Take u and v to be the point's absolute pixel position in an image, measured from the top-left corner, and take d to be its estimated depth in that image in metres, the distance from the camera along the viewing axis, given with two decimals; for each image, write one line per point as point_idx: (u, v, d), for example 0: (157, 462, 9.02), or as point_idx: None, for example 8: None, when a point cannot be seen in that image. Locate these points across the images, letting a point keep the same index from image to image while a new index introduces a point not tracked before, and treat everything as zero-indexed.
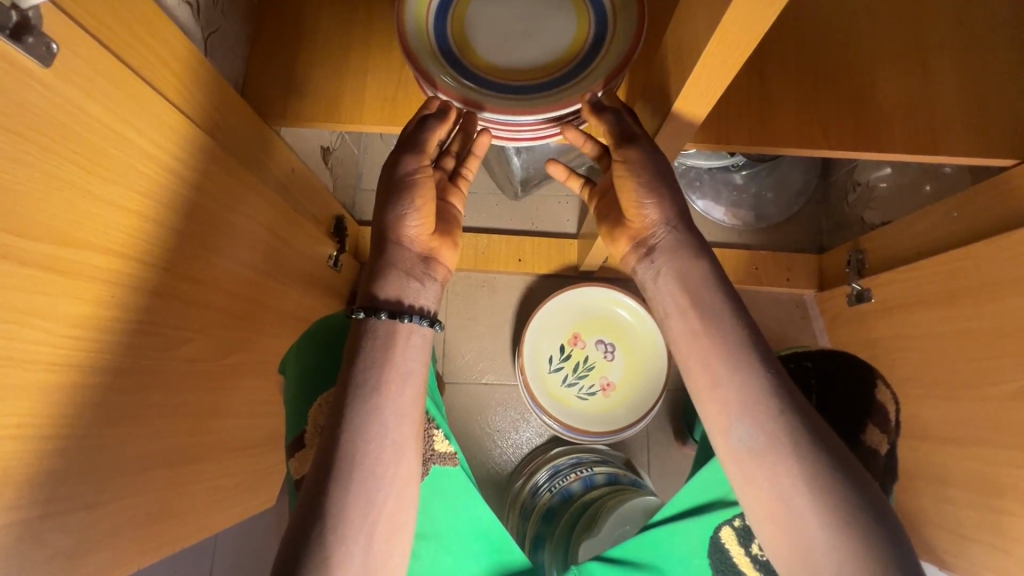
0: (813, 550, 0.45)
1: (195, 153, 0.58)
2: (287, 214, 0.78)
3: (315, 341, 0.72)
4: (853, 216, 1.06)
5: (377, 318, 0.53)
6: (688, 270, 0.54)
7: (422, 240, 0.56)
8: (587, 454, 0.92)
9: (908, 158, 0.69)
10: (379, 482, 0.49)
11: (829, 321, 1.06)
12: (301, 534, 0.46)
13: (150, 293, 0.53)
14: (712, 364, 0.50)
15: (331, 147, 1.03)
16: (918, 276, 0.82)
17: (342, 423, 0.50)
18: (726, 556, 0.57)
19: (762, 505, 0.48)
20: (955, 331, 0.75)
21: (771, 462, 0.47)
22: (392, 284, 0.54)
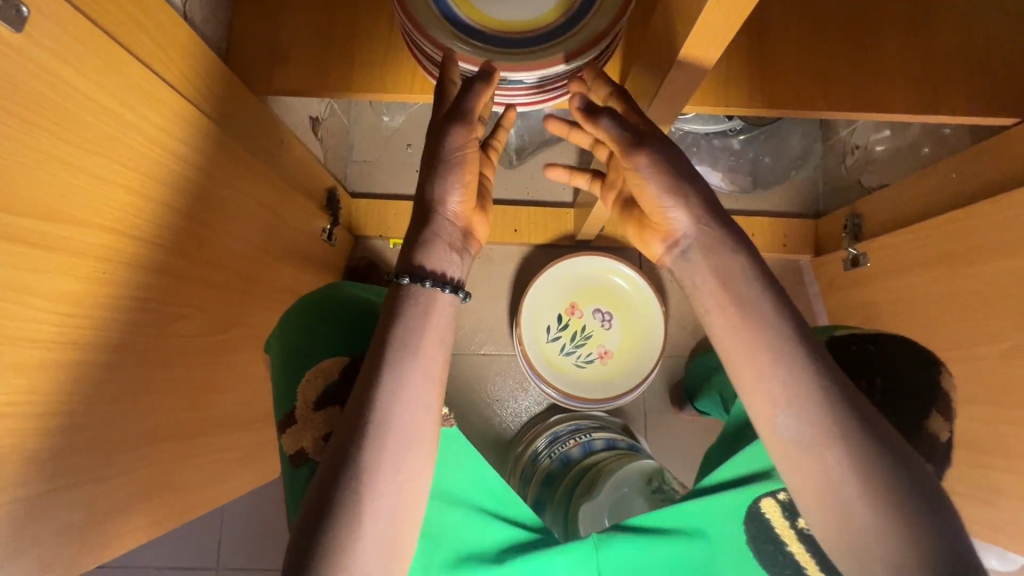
0: (862, 538, 0.42)
1: (181, 122, 0.56)
2: (278, 187, 0.77)
3: (308, 317, 0.72)
4: (850, 179, 1.05)
5: (422, 285, 0.52)
6: (726, 260, 0.50)
7: (463, 215, 0.56)
8: (583, 420, 0.93)
9: (908, 119, 0.67)
10: (405, 448, 0.49)
11: (823, 286, 1.07)
12: (323, 492, 0.46)
13: (146, 270, 0.52)
14: (758, 351, 0.47)
15: (320, 117, 1.00)
16: (914, 240, 0.83)
17: (365, 390, 0.50)
18: (768, 526, 0.57)
19: (812, 497, 0.45)
20: (950, 294, 0.76)
21: (822, 456, 0.44)
22: (439, 254, 0.54)
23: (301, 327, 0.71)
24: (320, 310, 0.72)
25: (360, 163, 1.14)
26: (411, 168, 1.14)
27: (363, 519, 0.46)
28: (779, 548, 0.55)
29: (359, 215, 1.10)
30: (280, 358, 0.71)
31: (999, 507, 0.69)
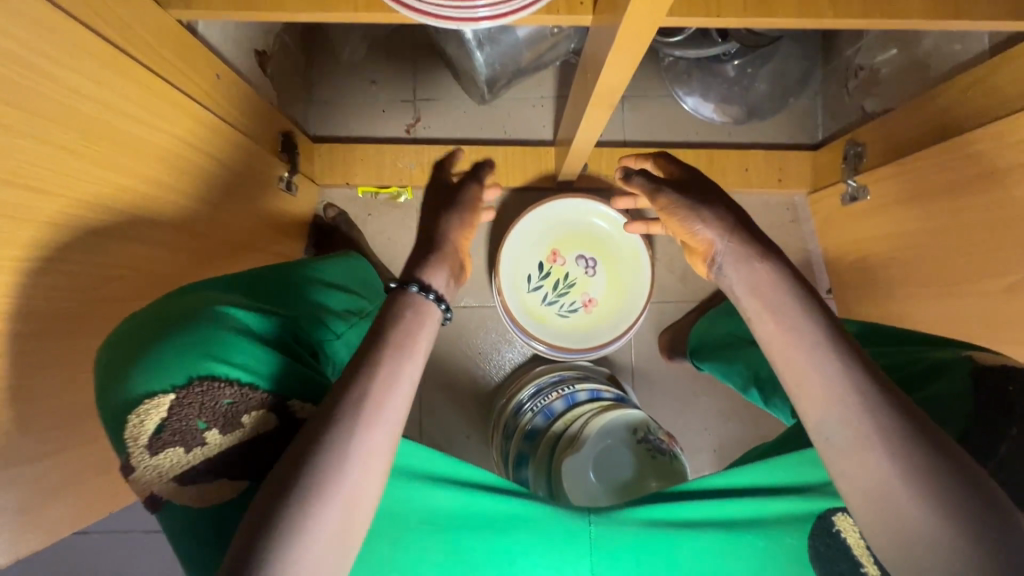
0: (911, 544, 0.37)
1: (72, 49, 0.47)
2: (218, 130, 0.68)
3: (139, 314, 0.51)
4: (852, 106, 0.97)
5: (422, 295, 0.50)
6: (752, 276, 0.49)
7: (462, 248, 0.57)
8: (567, 369, 0.90)
9: (924, 26, 0.59)
10: (380, 451, 0.43)
11: (820, 223, 1.01)
12: (275, 487, 0.40)
13: (53, 225, 0.46)
14: (809, 349, 0.44)
15: (270, 52, 0.90)
16: (918, 168, 0.77)
17: (345, 379, 0.44)
18: (840, 541, 0.54)
19: (862, 501, 0.40)
20: (958, 225, 0.71)
21: (869, 455, 0.39)
22: (437, 272, 0.53)
23: (141, 321, 0.50)
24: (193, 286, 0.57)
25: (321, 104, 1.04)
26: (377, 108, 1.04)
27: (314, 526, 0.40)
28: (856, 567, 0.52)
29: (321, 161, 1.00)
30: (107, 358, 0.49)
31: None
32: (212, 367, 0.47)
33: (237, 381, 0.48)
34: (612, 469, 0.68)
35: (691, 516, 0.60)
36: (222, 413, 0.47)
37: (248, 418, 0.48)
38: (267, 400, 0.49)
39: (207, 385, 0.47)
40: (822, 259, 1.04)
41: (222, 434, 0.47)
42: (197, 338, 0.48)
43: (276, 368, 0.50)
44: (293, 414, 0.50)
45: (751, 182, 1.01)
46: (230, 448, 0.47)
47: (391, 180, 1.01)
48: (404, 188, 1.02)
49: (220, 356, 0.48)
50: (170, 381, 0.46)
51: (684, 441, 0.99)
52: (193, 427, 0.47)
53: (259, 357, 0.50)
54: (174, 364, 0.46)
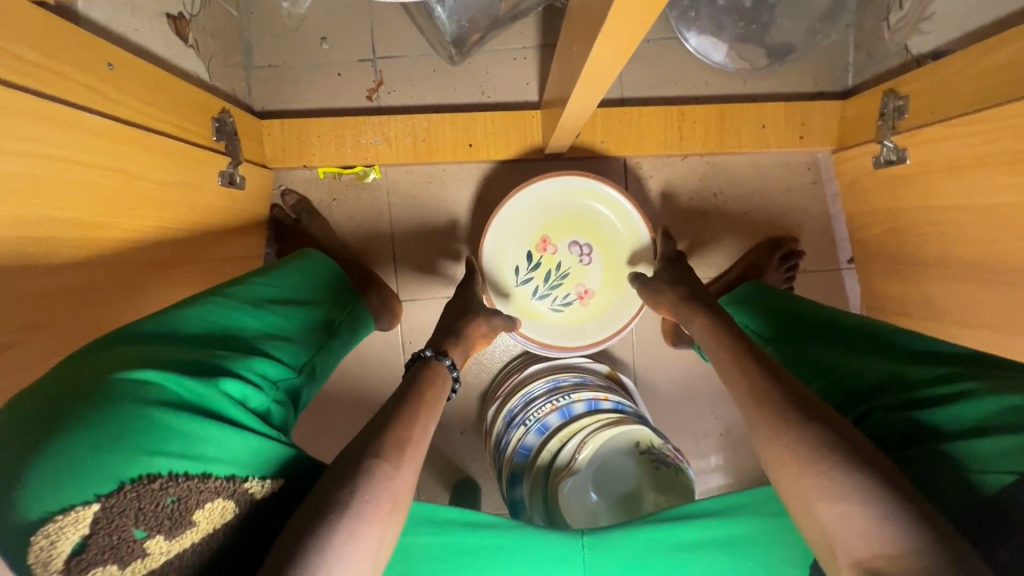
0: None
1: None
2: (126, 136, 0.56)
3: (51, 393, 0.44)
4: (893, 44, 0.81)
5: (442, 361, 0.60)
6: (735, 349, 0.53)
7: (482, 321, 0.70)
8: (563, 372, 0.83)
9: None
10: (406, 493, 0.45)
11: (846, 186, 0.90)
12: (300, 526, 0.39)
13: None
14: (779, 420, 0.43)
15: (188, 15, 0.73)
16: (976, 131, 0.64)
17: (389, 417, 0.49)
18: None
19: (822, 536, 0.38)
20: (1016, 205, 0.60)
21: (820, 488, 0.38)
22: (453, 344, 0.64)
23: (52, 403, 0.43)
24: (119, 340, 0.50)
25: (265, 69, 0.88)
26: (331, 72, 0.89)
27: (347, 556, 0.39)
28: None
29: (272, 141, 0.87)
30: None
31: None
32: (148, 463, 0.42)
33: (181, 475, 0.43)
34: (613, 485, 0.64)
35: (690, 539, 0.55)
36: (166, 515, 0.42)
37: (201, 514, 0.43)
38: (221, 487, 0.45)
39: (144, 487, 0.41)
40: (844, 223, 0.93)
41: (168, 539, 0.42)
42: (126, 431, 0.42)
43: (224, 449, 0.46)
44: (250, 496, 0.46)
45: (769, 142, 0.88)
46: (178, 554, 0.42)
47: (355, 159, 0.88)
48: (370, 167, 0.89)
49: (156, 450, 0.43)
50: (93, 489, 0.40)
51: (689, 427, 0.94)
52: (129, 537, 0.41)
53: (202, 441, 0.45)
54: (98, 467, 0.40)
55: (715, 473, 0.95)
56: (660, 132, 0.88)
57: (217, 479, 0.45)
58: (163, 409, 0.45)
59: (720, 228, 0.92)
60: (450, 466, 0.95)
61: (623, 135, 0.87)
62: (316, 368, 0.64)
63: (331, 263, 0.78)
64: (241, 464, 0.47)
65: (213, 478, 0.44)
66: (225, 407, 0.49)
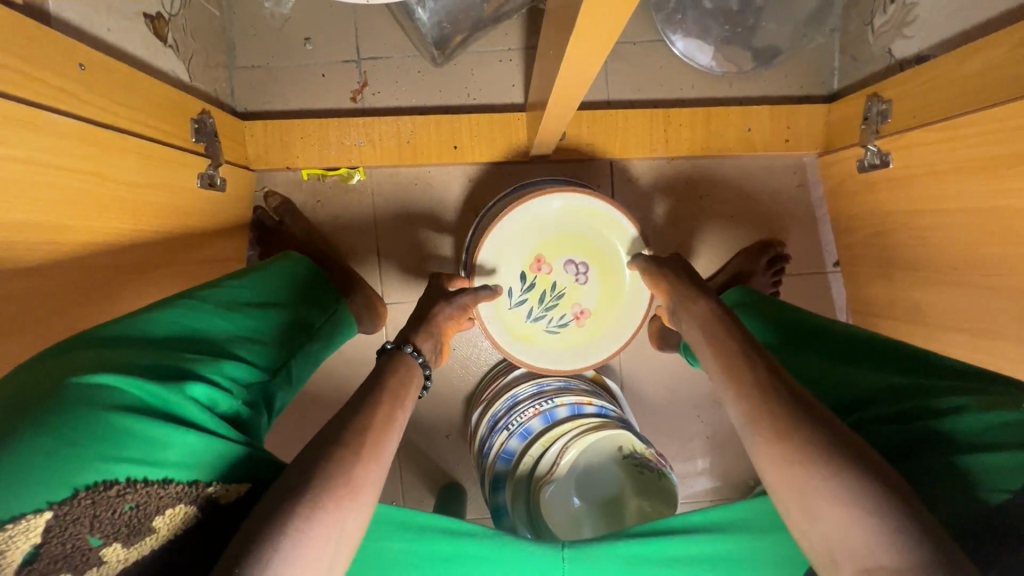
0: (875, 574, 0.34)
1: None
2: (104, 141, 0.56)
3: (11, 399, 0.44)
4: (877, 48, 0.81)
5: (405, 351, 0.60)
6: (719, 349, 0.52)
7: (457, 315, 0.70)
8: (549, 378, 0.82)
9: None
10: (373, 484, 0.44)
11: (832, 189, 0.90)
12: (262, 519, 0.39)
13: None
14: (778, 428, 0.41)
15: (167, 15, 0.72)
16: (955, 136, 0.64)
17: (358, 408, 0.49)
18: None
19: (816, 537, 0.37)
20: (995, 211, 0.61)
21: (815, 489, 0.38)
22: (424, 335, 0.64)
23: (10, 411, 0.43)
24: (84, 342, 0.50)
25: (248, 70, 0.87)
26: (315, 73, 0.88)
27: (307, 544, 0.38)
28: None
29: (255, 143, 0.86)
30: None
31: None
32: (107, 470, 0.43)
33: (139, 481, 0.44)
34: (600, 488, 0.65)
35: (672, 553, 0.54)
36: (124, 522, 0.42)
37: (161, 520, 0.44)
38: (182, 493, 0.45)
39: (100, 494, 0.42)
40: (830, 227, 0.93)
41: (126, 546, 0.42)
42: (86, 437, 0.43)
43: (186, 453, 0.46)
44: (212, 500, 0.47)
45: (755, 145, 0.88)
46: (136, 561, 0.42)
47: (339, 161, 0.87)
48: (354, 169, 0.88)
49: (115, 456, 0.43)
50: (46, 496, 0.40)
51: (677, 430, 0.94)
52: (84, 545, 0.41)
53: (163, 446, 0.45)
54: (56, 474, 0.41)
55: (702, 476, 0.95)
56: (646, 134, 0.87)
57: (178, 484, 0.45)
58: (121, 414, 0.45)
59: (707, 231, 0.92)
60: (436, 469, 0.94)
61: (608, 138, 0.87)
62: (293, 370, 0.64)
63: (318, 266, 0.77)
64: (203, 468, 0.47)
65: (174, 483, 0.45)
66: (190, 411, 0.49)
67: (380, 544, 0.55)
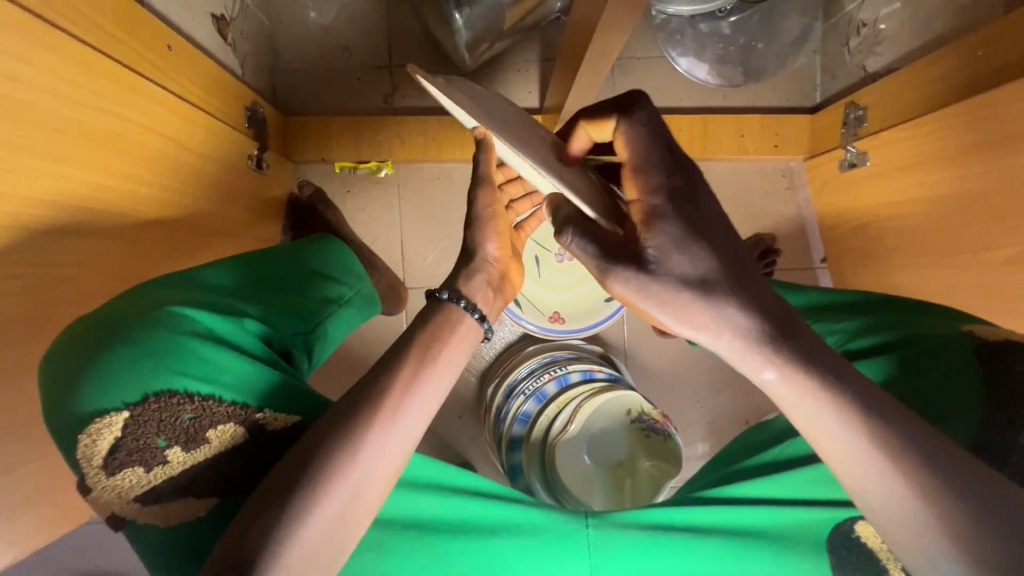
0: (874, 487, 0.38)
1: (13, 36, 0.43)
2: (180, 113, 0.64)
3: (95, 319, 0.49)
4: (853, 66, 0.92)
5: (456, 304, 0.51)
6: (775, 390, 0.39)
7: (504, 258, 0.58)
8: (559, 350, 0.88)
9: None
10: (410, 430, 0.44)
11: (817, 190, 0.99)
12: (303, 467, 0.40)
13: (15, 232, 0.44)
14: (876, 465, 0.37)
15: (229, 16, 0.81)
16: (922, 133, 0.74)
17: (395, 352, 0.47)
18: (858, 544, 0.49)
19: (827, 448, 0.39)
20: (959, 194, 0.70)
21: (827, 417, 0.38)
22: (474, 284, 0.54)
23: (91, 331, 0.47)
24: (152, 282, 0.54)
25: (291, 72, 0.97)
26: (351, 77, 0.97)
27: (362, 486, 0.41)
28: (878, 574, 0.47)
29: (294, 137, 0.94)
30: (53, 373, 0.47)
31: None
32: (172, 381, 0.45)
33: (196, 394, 0.45)
34: None
35: (702, 521, 0.54)
36: (183, 430, 0.44)
37: (214, 433, 0.45)
38: (232, 413, 0.46)
39: (165, 401, 0.45)
40: (817, 226, 1.01)
41: (185, 451, 0.44)
42: (158, 351, 0.46)
43: (239, 378, 0.48)
44: (258, 425, 0.47)
45: (747, 149, 0.97)
46: (194, 465, 0.44)
47: (370, 154, 0.95)
48: (383, 162, 0.96)
49: (179, 370, 0.46)
50: (122, 399, 0.44)
51: (678, 413, 0.99)
52: (153, 445, 0.44)
53: (218, 366, 0.47)
54: (131, 380, 0.45)
55: (702, 460, 0.99)
56: None
57: (228, 404, 0.46)
58: (193, 338, 0.48)
59: None
60: (449, 450, 0.98)
61: None
62: (329, 331, 0.64)
63: (329, 238, 0.72)
64: (254, 393, 0.48)
65: (225, 402, 0.46)
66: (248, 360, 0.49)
67: (410, 495, 0.54)
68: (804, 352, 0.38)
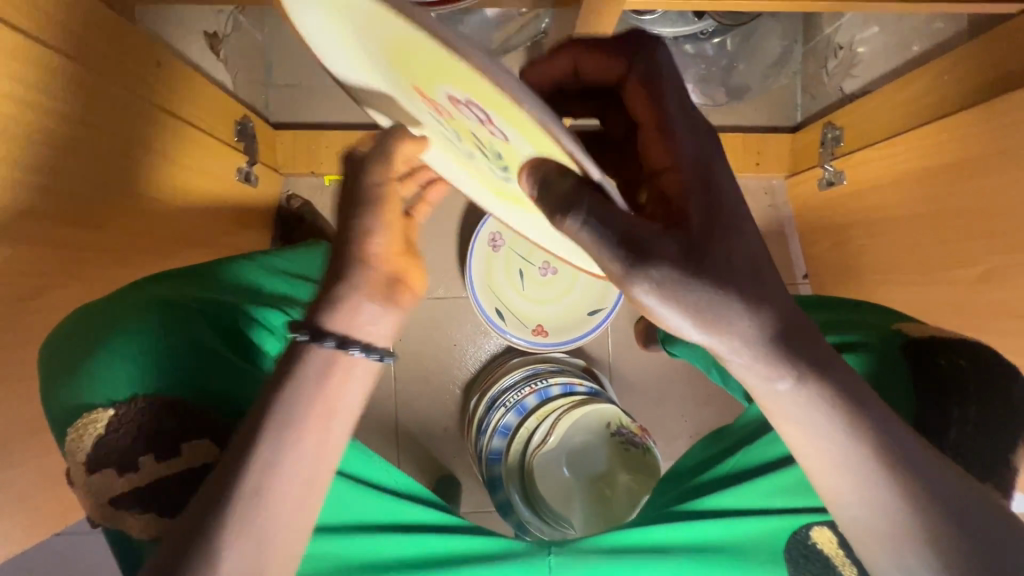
0: (867, 507, 0.37)
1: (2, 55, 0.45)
2: (167, 126, 0.66)
3: (84, 321, 0.49)
4: (831, 87, 0.94)
5: (322, 346, 0.40)
6: (781, 400, 0.37)
7: (391, 259, 0.44)
8: (541, 363, 0.89)
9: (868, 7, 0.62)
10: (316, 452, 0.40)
11: (798, 208, 1.00)
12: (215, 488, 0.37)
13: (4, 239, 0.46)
14: (863, 473, 0.36)
15: (223, 34, 0.85)
16: (896, 153, 0.76)
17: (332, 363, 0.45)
18: (812, 547, 0.52)
19: (819, 464, 0.38)
20: (931, 213, 0.71)
21: (823, 431, 0.37)
22: (347, 310, 0.42)
23: (81, 326, 0.49)
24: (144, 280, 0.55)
25: (282, 87, 0.99)
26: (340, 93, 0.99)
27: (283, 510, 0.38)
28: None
29: (284, 151, 0.96)
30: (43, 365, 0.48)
31: None
32: (167, 386, 0.47)
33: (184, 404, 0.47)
34: None
35: (655, 540, 0.55)
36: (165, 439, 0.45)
37: (190, 448, 0.46)
38: (214, 429, 0.47)
39: (155, 404, 0.46)
40: (799, 243, 1.03)
41: (161, 460, 0.44)
42: (157, 354, 0.48)
43: (232, 388, 0.50)
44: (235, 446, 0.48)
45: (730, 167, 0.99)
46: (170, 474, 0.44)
47: None
48: None
49: (175, 376, 0.48)
50: (112, 396, 0.45)
51: (661, 428, 1.00)
52: (132, 449, 0.44)
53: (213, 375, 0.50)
54: (127, 380, 0.46)
55: None
56: None
57: (214, 418, 0.48)
58: (193, 345, 0.50)
59: None
60: (432, 463, 0.98)
61: None
62: None
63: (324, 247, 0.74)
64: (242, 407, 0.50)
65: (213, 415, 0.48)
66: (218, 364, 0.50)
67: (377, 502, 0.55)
68: (817, 362, 0.36)
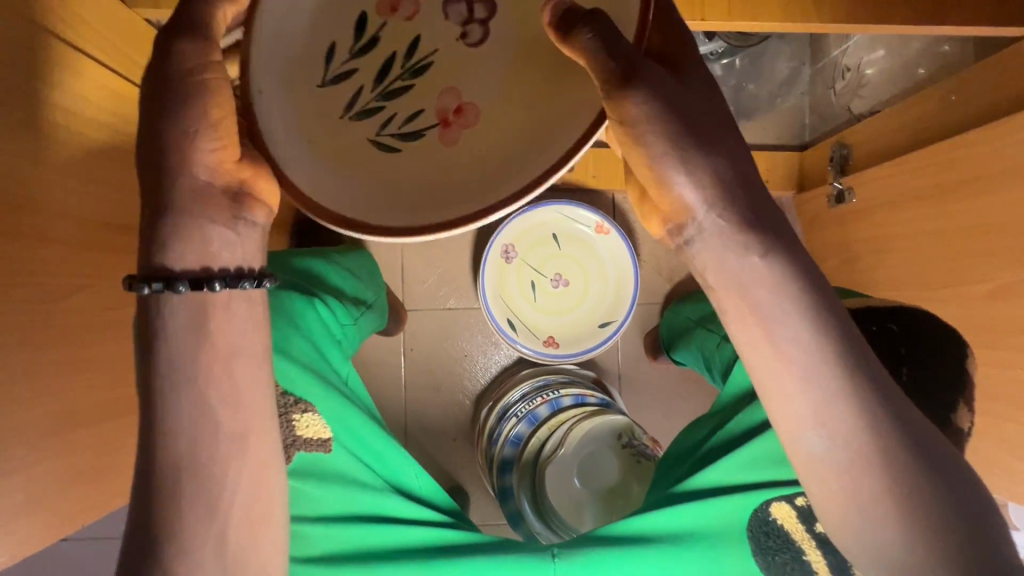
0: (829, 416, 0.38)
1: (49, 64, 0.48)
2: None
3: None
4: (838, 107, 0.96)
5: (188, 291, 0.37)
6: (744, 273, 0.39)
7: (225, 171, 0.39)
8: (552, 374, 0.90)
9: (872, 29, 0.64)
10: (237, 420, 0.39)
11: (807, 225, 1.01)
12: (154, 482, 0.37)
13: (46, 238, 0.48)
14: (823, 375, 0.38)
15: None
16: (901, 171, 0.77)
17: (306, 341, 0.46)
18: (778, 530, 0.54)
19: (776, 361, 0.39)
20: (940, 229, 0.72)
21: (784, 324, 0.39)
22: (206, 242, 0.38)
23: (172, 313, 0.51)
24: None
25: None
26: None
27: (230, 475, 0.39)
28: (799, 558, 0.52)
29: None
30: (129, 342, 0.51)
31: (998, 432, 0.68)
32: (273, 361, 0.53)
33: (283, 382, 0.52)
34: (597, 472, 0.70)
35: (642, 529, 0.55)
36: None
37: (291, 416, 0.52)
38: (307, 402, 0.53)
39: None
40: None
41: None
42: None
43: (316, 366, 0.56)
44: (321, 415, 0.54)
45: None
46: None
47: None
48: None
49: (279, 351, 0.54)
50: None
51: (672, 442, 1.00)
52: None
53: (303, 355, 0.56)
54: None
55: None
56: None
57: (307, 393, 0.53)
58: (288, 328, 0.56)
59: None
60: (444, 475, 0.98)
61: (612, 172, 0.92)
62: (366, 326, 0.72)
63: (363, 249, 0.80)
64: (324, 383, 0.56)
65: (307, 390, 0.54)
66: (304, 333, 0.58)
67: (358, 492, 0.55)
68: (784, 247, 0.40)
